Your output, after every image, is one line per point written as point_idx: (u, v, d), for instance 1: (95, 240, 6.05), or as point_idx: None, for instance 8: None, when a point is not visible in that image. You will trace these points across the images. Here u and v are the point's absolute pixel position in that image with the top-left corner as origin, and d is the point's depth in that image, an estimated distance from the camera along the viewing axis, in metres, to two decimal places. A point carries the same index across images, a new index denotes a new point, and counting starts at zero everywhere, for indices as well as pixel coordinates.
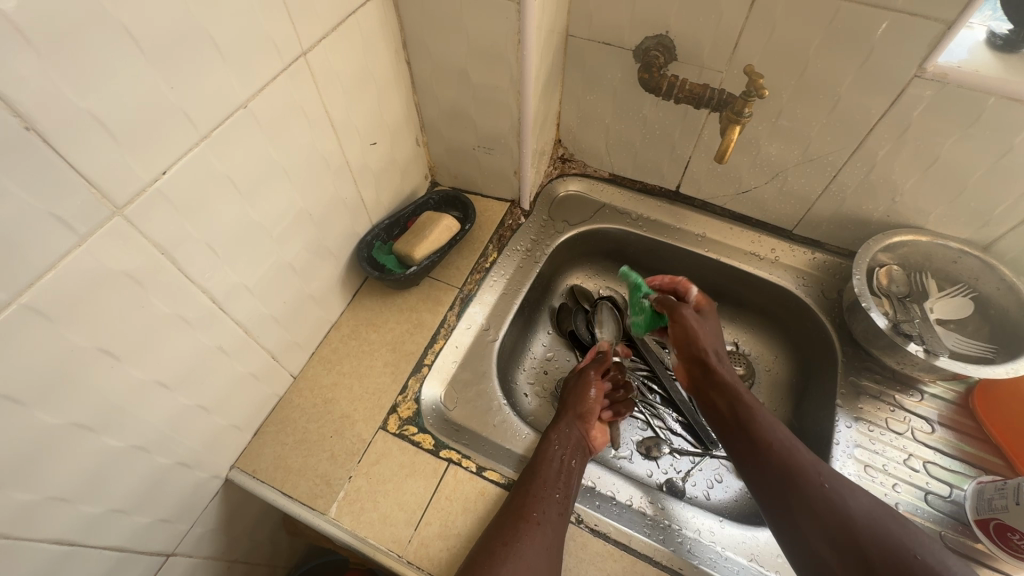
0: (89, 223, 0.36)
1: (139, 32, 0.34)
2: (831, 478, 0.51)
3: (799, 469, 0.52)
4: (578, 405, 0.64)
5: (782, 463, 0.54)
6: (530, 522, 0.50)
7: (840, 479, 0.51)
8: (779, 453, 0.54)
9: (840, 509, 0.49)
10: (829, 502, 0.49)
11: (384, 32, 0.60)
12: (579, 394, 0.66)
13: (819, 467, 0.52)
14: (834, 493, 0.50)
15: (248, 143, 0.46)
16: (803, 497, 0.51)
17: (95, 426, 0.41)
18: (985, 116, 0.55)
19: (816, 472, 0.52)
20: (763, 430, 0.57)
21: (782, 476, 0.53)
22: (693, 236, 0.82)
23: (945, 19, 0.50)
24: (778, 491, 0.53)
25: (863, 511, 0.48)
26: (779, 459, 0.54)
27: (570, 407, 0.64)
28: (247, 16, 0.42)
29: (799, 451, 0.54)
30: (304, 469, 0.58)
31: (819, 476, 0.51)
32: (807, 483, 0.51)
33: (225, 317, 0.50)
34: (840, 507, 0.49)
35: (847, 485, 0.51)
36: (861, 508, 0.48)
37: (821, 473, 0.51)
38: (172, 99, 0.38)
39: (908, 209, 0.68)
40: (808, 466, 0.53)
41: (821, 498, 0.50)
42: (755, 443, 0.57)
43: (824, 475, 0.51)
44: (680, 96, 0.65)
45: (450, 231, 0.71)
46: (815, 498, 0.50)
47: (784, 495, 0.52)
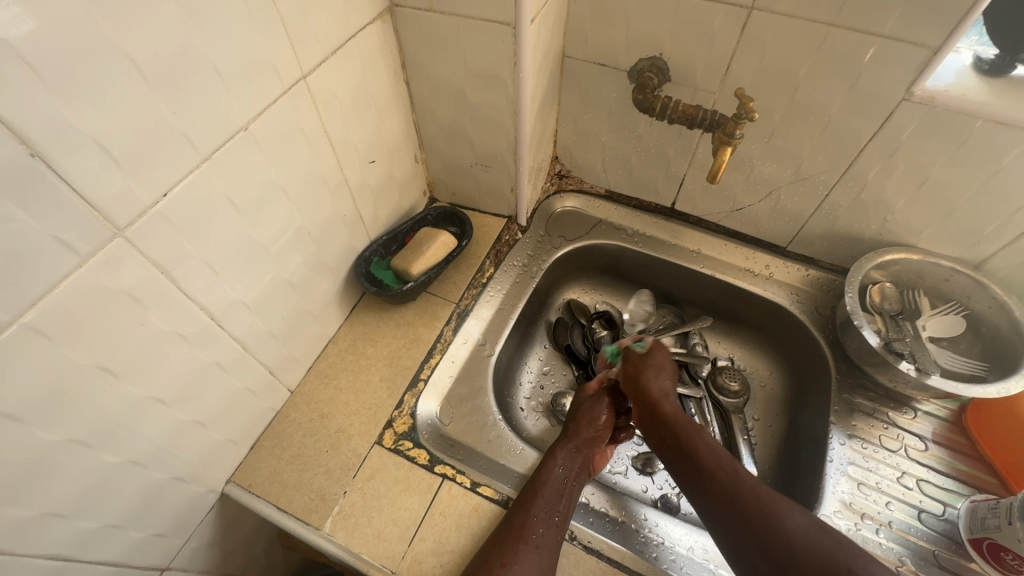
0: (91, 244, 0.36)
1: (141, 59, 0.36)
2: (768, 491, 0.49)
3: (742, 492, 0.49)
4: (590, 425, 0.63)
5: (725, 489, 0.50)
6: (527, 544, 0.51)
7: (778, 498, 0.48)
8: (717, 474, 0.51)
9: (780, 531, 0.46)
10: (769, 526, 0.46)
11: (384, 53, 0.61)
12: (589, 416, 0.64)
13: (758, 486, 0.50)
14: (775, 513, 0.47)
15: (248, 164, 0.47)
16: (751, 527, 0.47)
17: (93, 443, 0.41)
18: (972, 138, 0.56)
19: (752, 486, 0.49)
20: (707, 457, 0.53)
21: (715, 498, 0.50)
22: (688, 252, 0.83)
23: (930, 46, 0.51)
24: (729, 518, 0.49)
25: (800, 532, 0.45)
26: (721, 480, 0.51)
27: (582, 427, 0.63)
28: (249, 41, 0.43)
29: (740, 473, 0.51)
30: (300, 484, 0.59)
31: (761, 492, 0.49)
32: (745, 502, 0.48)
33: (224, 334, 0.51)
34: (779, 529, 0.46)
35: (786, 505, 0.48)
36: (796, 527, 0.46)
37: (760, 492, 0.49)
38: (174, 123, 0.39)
39: (899, 228, 0.69)
40: (747, 486, 0.49)
41: (765, 525, 0.46)
42: (699, 472, 0.53)
43: (767, 496, 0.48)
44: (673, 117, 0.66)
45: (448, 247, 0.72)
46: (757, 519, 0.47)
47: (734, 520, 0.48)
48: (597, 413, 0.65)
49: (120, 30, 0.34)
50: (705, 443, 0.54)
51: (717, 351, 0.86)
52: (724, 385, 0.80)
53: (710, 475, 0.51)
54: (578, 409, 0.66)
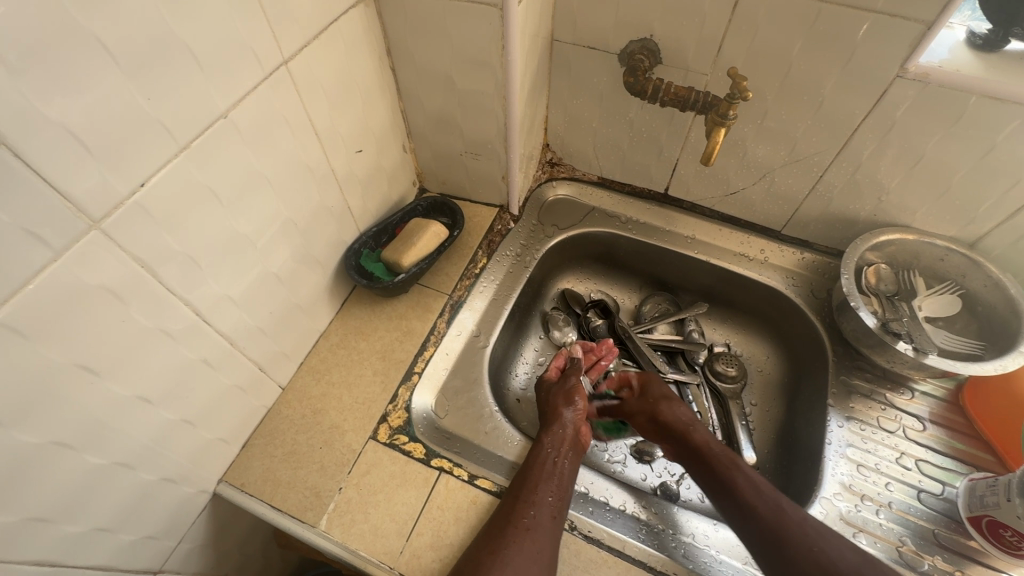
0: (66, 237, 0.35)
1: (112, 42, 0.34)
2: (817, 526, 0.51)
3: (787, 529, 0.50)
4: (567, 400, 0.65)
5: (768, 525, 0.51)
6: (519, 527, 0.50)
7: (829, 535, 0.50)
8: (765, 511, 0.52)
9: (826, 563, 0.48)
10: (816, 558, 0.48)
11: (367, 39, 0.60)
12: (561, 395, 0.66)
13: (806, 522, 0.51)
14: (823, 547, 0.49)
15: (230, 154, 0.45)
16: (794, 559, 0.49)
17: (76, 444, 0.40)
18: (966, 114, 0.56)
19: (799, 522, 0.51)
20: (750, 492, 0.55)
21: (758, 531, 0.52)
22: (682, 238, 0.82)
23: (924, 20, 0.51)
24: (770, 551, 0.50)
25: (850, 566, 0.47)
26: (765, 518, 0.52)
27: (555, 405, 0.65)
28: (226, 25, 0.41)
29: (784, 508, 0.52)
30: (293, 482, 0.58)
31: (808, 527, 0.50)
32: (791, 536, 0.50)
33: (210, 331, 0.49)
34: (829, 564, 0.48)
35: (836, 540, 0.50)
36: (845, 561, 0.48)
37: (808, 528, 0.50)
38: (149, 109, 0.38)
39: (893, 208, 0.69)
40: (794, 522, 0.51)
41: (815, 558, 0.48)
42: (740, 506, 0.54)
43: (815, 527, 0.50)
44: (666, 99, 0.65)
45: (439, 237, 0.71)
46: (804, 552, 0.49)
47: (775, 555, 0.50)
48: (573, 390, 0.66)
49: (87, 10, 0.32)
50: (749, 481, 0.56)
51: (713, 337, 0.86)
52: (722, 371, 0.79)
53: (755, 514, 0.53)
54: (549, 395, 0.68)
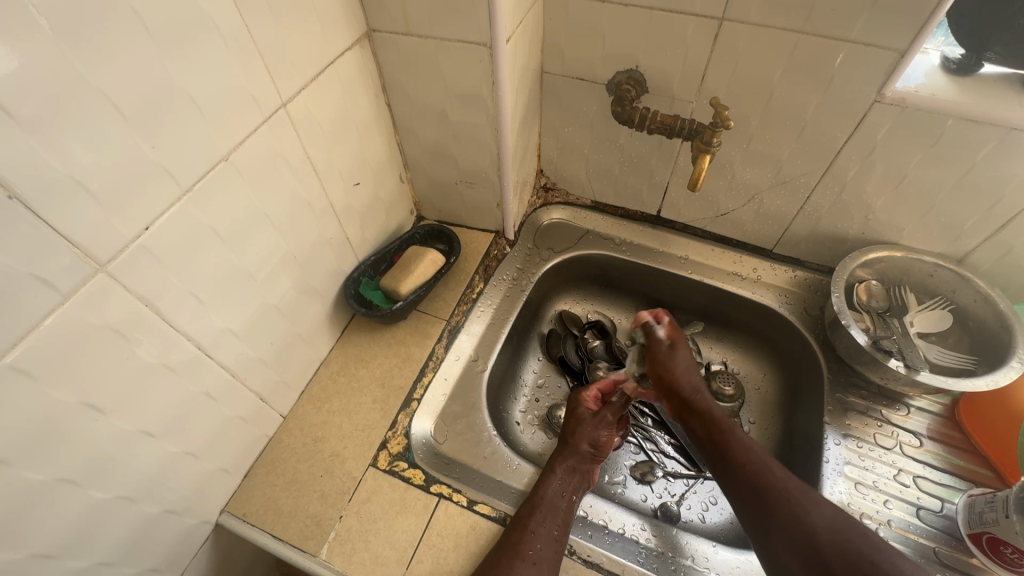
0: (73, 281, 0.36)
1: (119, 98, 0.36)
2: (798, 486, 0.53)
3: (771, 484, 0.54)
4: (591, 442, 0.64)
5: (754, 482, 0.55)
6: (525, 560, 0.50)
7: (810, 492, 0.52)
8: (751, 470, 0.55)
9: (804, 520, 0.50)
10: (797, 516, 0.51)
11: (364, 78, 0.62)
12: (587, 431, 0.64)
13: (787, 481, 0.53)
14: (801, 504, 0.51)
15: (230, 194, 0.47)
16: (778, 516, 0.52)
17: (81, 479, 0.41)
18: (944, 136, 0.57)
19: (782, 481, 0.53)
20: (740, 448, 0.57)
21: (757, 499, 0.54)
22: (676, 259, 0.84)
23: (897, 49, 0.53)
24: (755, 506, 0.54)
25: (829, 524, 0.50)
26: (752, 480, 0.55)
27: (582, 443, 0.63)
28: (227, 72, 0.43)
29: (770, 468, 0.55)
30: (294, 511, 0.58)
31: (790, 485, 0.53)
32: (776, 501, 0.52)
33: (212, 364, 0.50)
34: (807, 522, 0.50)
35: (818, 497, 0.52)
36: (824, 518, 0.50)
37: (788, 486, 0.53)
38: (154, 157, 0.40)
39: (881, 226, 0.70)
40: (776, 482, 0.53)
41: (794, 513, 0.51)
42: (732, 467, 0.57)
43: (797, 487, 0.53)
44: (652, 127, 0.67)
45: (435, 265, 0.72)
46: (786, 513, 0.51)
47: (760, 510, 0.53)
48: (598, 432, 0.65)
49: (95, 69, 0.34)
50: (742, 440, 0.58)
51: (710, 355, 0.86)
52: (719, 390, 0.79)
53: (744, 471, 0.56)
54: (577, 425, 0.65)
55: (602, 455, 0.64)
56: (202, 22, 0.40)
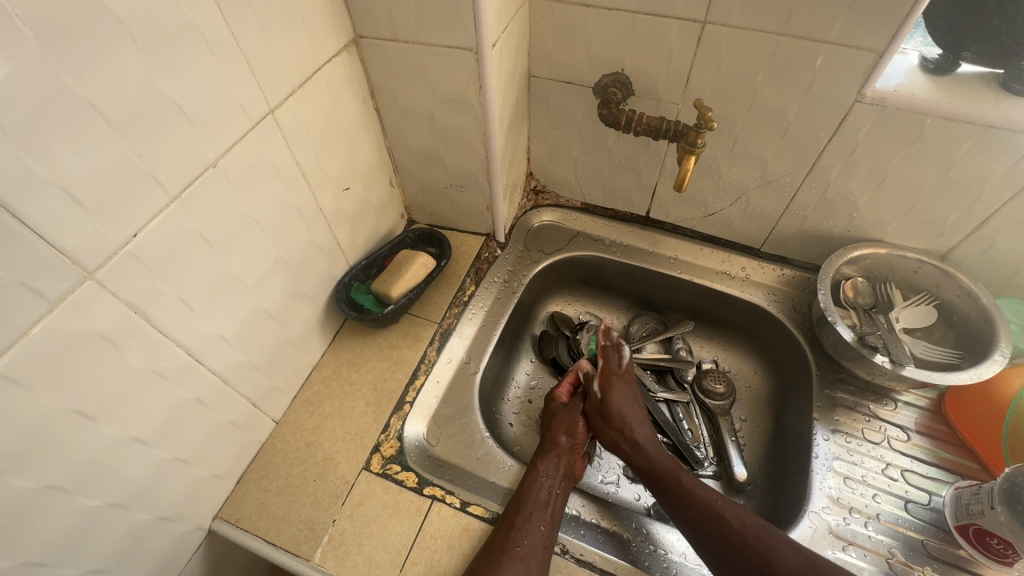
0: (61, 288, 0.37)
1: (106, 107, 0.36)
2: (756, 531, 0.52)
3: (730, 533, 0.52)
4: (567, 433, 0.64)
5: (713, 532, 0.53)
6: (512, 557, 0.51)
7: (768, 537, 0.51)
8: (709, 524, 0.54)
9: (767, 571, 0.49)
10: (760, 568, 0.49)
11: (352, 84, 0.63)
12: (562, 424, 0.66)
13: (745, 529, 0.52)
14: (766, 555, 0.50)
15: (219, 200, 0.47)
16: (742, 571, 0.50)
17: (72, 487, 0.41)
18: (924, 134, 0.58)
19: (739, 529, 0.52)
20: (694, 501, 0.56)
21: (719, 549, 0.52)
22: (665, 259, 0.84)
23: (876, 49, 0.54)
24: (717, 556, 0.52)
25: (790, 568, 0.49)
26: (711, 529, 0.53)
27: (559, 436, 0.64)
28: (213, 81, 0.44)
29: (725, 514, 0.54)
30: (287, 516, 0.58)
31: (747, 532, 0.52)
32: (737, 548, 0.51)
33: (203, 369, 0.51)
34: (770, 572, 0.49)
35: (778, 543, 0.51)
36: (785, 567, 0.49)
37: (745, 533, 0.52)
38: (142, 165, 0.40)
39: (866, 224, 0.71)
40: (733, 530, 0.52)
41: (757, 565, 0.50)
42: (689, 517, 0.55)
43: (755, 533, 0.52)
44: (639, 129, 0.68)
45: (426, 268, 0.73)
46: (749, 564, 0.50)
47: (722, 561, 0.52)
48: (573, 422, 0.66)
49: (80, 78, 0.35)
50: (695, 489, 0.57)
51: (701, 354, 0.87)
52: (711, 389, 0.79)
53: (704, 526, 0.54)
54: (553, 419, 0.67)
55: (581, 449, 0.64)
56: (187, 31, 0.40)
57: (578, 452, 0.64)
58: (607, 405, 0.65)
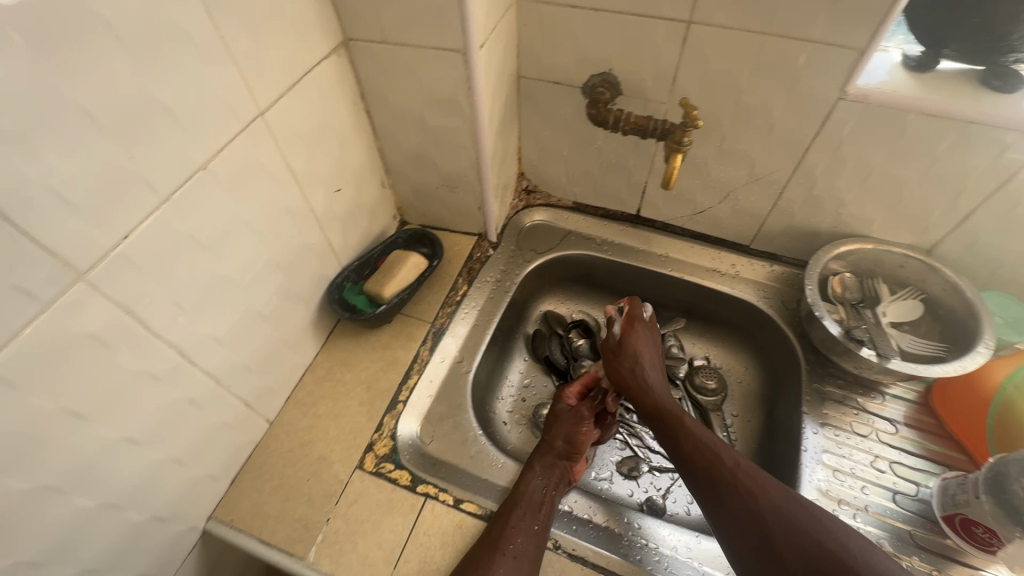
0: (53, 290, 0.37)
1: (96, 110, 0.37)
2: (747, 470, 0.53)
3: (721, 473, 0.53)
4: (567, 438, 0.64)
5: (704, 469, 0.54)
6: (504, 554, 0.51)
7: (757, 476, 0.52)
8: (700, 461, 0.55)
9: (754, 510, 0.50)
10: (747, 507, 0.50)
11: (342, 86, 0.63)
12: (563, 427, 0.65)
13: (737, 467, 0.53)
14: (751, 491, 0.51)
15: (209, 202, 0.48)
16: (730, 507, 0.51)
17: (65, 487, 0.41)
18: (906, 131, 0.59)
19: (730, 467, 0.53)
20: (693, 440, 0.57)
21: (711, 485, 0.53)
22: (657, 257, 0.85)
23: (857, 47, 0.55)
24: (708, 492, 0.53)
25: (774, 509, 0.49)
26: (702, 465, 0.55)
27: (556, 439, 0.64)
28: (203, 83, 0.44)
29: (717, 451, 0.55)
30: (282, 515, 0.59)
31: (737, 469, 0.53)
32: (725, 485, 0.52)
33: (196, 371, 0.51)
34: (756, 506, 0.50)
35: (766, 480, 0.52)
36: (770, 502, 0.50)
37: (735, 472, 0.52)
38: (132, 168, 0.40)
39: (852, 220, 0.72)
40: (724, 468, 0.53)
41: (745, 503, 0.50)
42: (683, 452, 0.57)
43: (746, 473, 0.52)
44: (626, 128, 0.69)
45: (418, 268, 0.73)
46: (736, 500, 0.51)
47: (712, 498, 0.53)
48: (577, 427, 0.65)
49: (71, 81, 0.35)
50: (693, 431, 0.57)
51: (693, 351, 0.88)
52: (702, 384, 0.80)
53: (698, 460, 0.55)
54: (555, 421, 0.67)
55: (579, 454, 0.64)
56: (176, 34, 0.41)
57: (575, 458, 0.63)
58: (624, 343, 0.67)
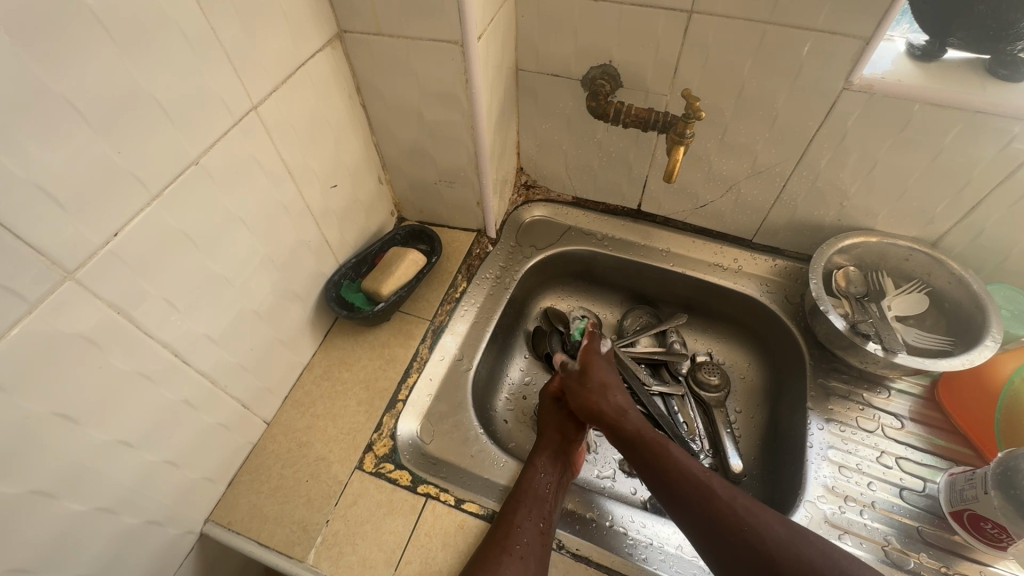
0: (40, 289, 0.36)
1: (83, 103, 0.36)
2: (746, 504, 0.50)
3: (719, 506, 0.50)
4: (560, 431, 0.64)
5: (699, 504, 0.51)
6: (511, 554, 0.50)
7: (757, 509, 0.50)
8: (693, 493, 0.52)
9: (760, 546, 0.47)
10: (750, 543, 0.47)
11: (336, 79, 0.62)
12: (555, 422, 0.66)
13: (735, 500, 0.50)
14: (754, 526, 0.48)
15: (203, 198, 0.47)
16: (732, 544, 0.48)
17: (56, 492, 0.40)
18: (912, 122, 0.58)
19: (729, 502, 0.50)
20: (682, 474, 0.54)
21: (710, 521, 0.50)
22: (657, 252, 0.84)
23: (863, 36, 0.54)
24: (704, 528, 0.50)
25: (781, 544, 0.47)
26: (697, 498, 0.52)
27: (553, 432, 0.64)
28: (194, 76, 0.43)
29: (712, 485, 0.52)
30: (280, 517, 0.58)
31: (737, 505, 0.50)
32: (727, 520, 0.49)
33: (191, 371, 0.50)
34: (761, 543, 0.47)
35: (766, 514, 0.50)
36: (775, 537, 0.47)
37: (735, 504, 0.50)
38: (122, 163, 0.39)
39: (856, 213, 0.71)
40: (723, 501, 0.50)
41: (745, 539, 0.48)
42: (674, 485, 0.54)
43: (746, 507, 0.50)
44: (627, 121, 0.68)
45: (417, 265, 0.72)
46: (740, 535, 0.48)
47: (710, 533, 0.50)
48: (566, 421, 0.65)
49: (56, 73, 0.34)
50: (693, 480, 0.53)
51: (695, 347, 0.87)
52: (705, 381, 0.79)
53: (689, 492, 0.52)
54: (546, 417, 0.67)
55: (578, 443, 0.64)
56: (164, 26, 0.40)
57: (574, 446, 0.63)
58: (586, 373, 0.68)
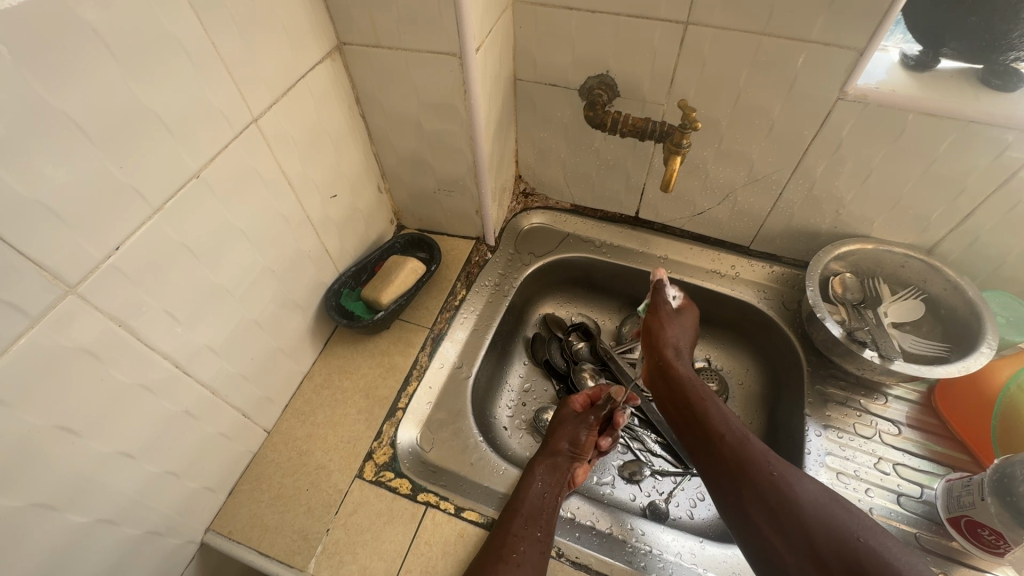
0: (41, 304, 0.36)
1: (84, 119, 0.36)
2: (780, 470, 0.56)
3: (749, 462, 0.58)
4: (571, 442, 0.64)
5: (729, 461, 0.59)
6: (508, 563, 0.51)
7: (790, 469, 0.56)
8: (730, 455, 0.59)
9: (787, 499, 0.53)
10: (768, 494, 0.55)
11: (336, 90, 0.62)
12: (569, 430, 0.66)
13: (767, 456, 0.58)
14: (783, 483, 0.55)
15: (203, 210, 0.47)
16: (748, 491, 0.56)
17: (59, 504, 0.41)
18: (906, 131, 0.59)
19: (763, 464, 0.57)
20: (727, 439, 0.60)
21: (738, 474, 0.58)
22: (656, 259, 0.84)
23: (856, 47, 0.54)
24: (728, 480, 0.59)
25: (813, 500, 0.53)
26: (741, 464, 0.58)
27: (561, 442, 0.64)
28: (194, 90, 0.44)
29: (751, 448, 0.59)
30: (281, 526, 0.58)
31: (774, 467, 0.56)
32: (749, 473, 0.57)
33: (192, 382, 0.50)
34: (790, 497, 0.54)
35: (798, 476, 0.56)
36: (798, 493, 0.54)
37: (770, 466, 0.56)
38: (122, 177, 0.40)
39: (852, 220, 0.71)
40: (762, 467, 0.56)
41: (770, 492, 0.55)
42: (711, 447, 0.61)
43: (777, 465, 0.56)
44: (624, 130, 0.68)
45: (416, 273, 0.72)
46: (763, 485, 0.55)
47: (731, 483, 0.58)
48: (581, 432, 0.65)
49: (58, 90, 0.34)
50: (770, 469, 0.56)
51: (693, 353, 0.87)
52: None
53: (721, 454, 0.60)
54: (559, 425, 0.67)
55: (584, 456, 0.64)
56: (166, 42, 0.40)
57: (579, 460, 0.64)
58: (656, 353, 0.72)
